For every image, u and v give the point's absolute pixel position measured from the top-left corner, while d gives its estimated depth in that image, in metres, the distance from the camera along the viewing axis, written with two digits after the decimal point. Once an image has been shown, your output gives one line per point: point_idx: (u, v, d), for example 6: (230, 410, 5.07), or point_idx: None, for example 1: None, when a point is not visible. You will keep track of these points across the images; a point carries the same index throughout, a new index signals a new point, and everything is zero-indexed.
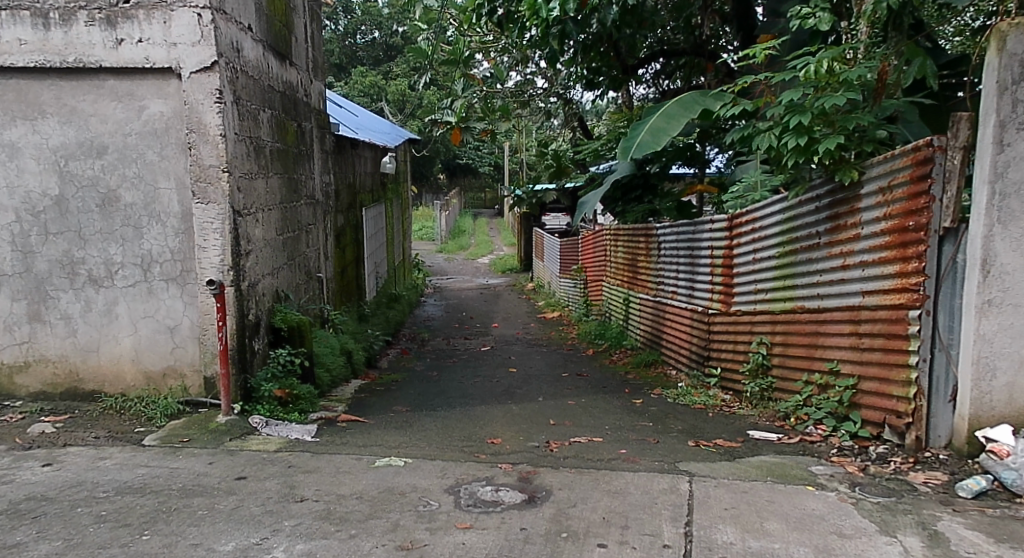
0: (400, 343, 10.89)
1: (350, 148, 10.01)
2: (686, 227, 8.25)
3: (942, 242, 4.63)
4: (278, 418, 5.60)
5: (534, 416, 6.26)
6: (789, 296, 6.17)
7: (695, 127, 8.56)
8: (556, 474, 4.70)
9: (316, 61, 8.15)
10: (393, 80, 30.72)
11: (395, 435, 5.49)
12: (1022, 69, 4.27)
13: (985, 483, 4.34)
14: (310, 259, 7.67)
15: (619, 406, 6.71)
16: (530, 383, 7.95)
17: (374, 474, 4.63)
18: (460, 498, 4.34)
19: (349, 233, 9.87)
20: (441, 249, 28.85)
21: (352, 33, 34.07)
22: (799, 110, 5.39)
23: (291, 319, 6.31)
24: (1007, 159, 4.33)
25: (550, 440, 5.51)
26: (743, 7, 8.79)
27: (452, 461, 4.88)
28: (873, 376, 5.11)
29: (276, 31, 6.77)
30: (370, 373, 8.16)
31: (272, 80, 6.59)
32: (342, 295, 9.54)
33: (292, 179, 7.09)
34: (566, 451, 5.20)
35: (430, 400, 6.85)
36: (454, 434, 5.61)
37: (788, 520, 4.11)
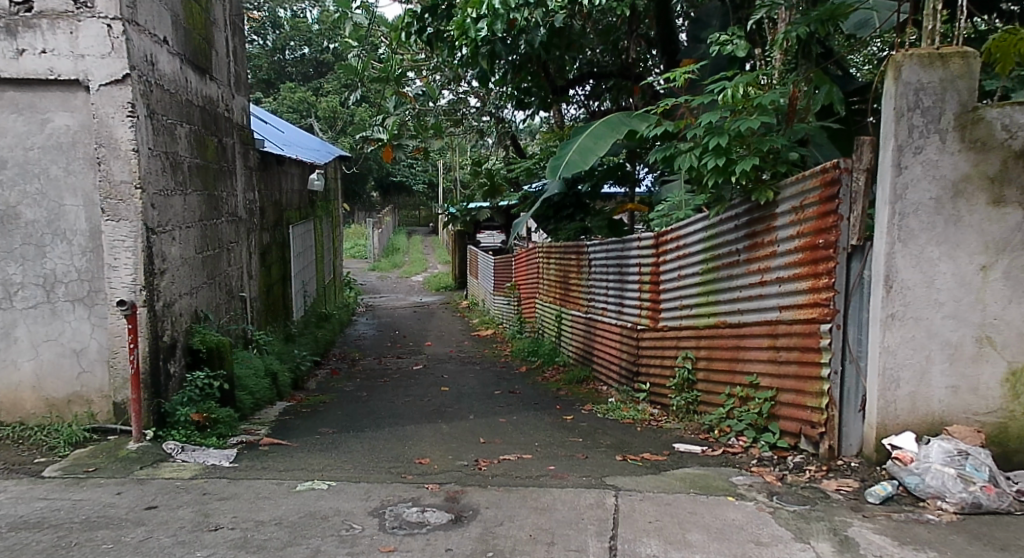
0: (329, 364, 10.81)
1: (276, 166, 9.92)
2: (615, 244, 8.39)
3: (850, 259, 4.85)
4: (195, 443, 5.51)
5: (463, 435, 6.28)
6: (712, 311, 6.35)
7: (622, 147, 8.80)
8: (484, 493, 4.73)
9: (238, 75, 8.09)
10: (323, 97, 30.51)
11: (319, 458, 5.45)
12: (918, 96, 4.42)
13: (891, 488, 4.45)
14: (231, 278, 7.57)
15: (550, 423, 6.79)
16: (462, 401, 7.97)
17: (296, 499, 4.59)
18: (384, 521, 4.34)
19: (274, 251, 9.77)
20: (373, 267, 28.70)
21: (280, 48, 33.69)
22: (718, 131, 5.56)
23: (209, 340, 6.19)
24: (906, 182, 4.46)
25: (478, 458, 5.54)
26: (668, 34, 9.09)
27: (378, 483, 4.87)
28: (790, 388, 5.30)
29: (194, 46, 6.70)
30: (297, 395, 8.09)
31: (190, 93, 6.52)
32: (268, 315, 9.42)
33: (212, 196, 6.99)
34: (495, 469, 5.24)
35: (359, 422, 6.80)
36: (382, 455, 5.61)
37: (710, 531, 4.22)
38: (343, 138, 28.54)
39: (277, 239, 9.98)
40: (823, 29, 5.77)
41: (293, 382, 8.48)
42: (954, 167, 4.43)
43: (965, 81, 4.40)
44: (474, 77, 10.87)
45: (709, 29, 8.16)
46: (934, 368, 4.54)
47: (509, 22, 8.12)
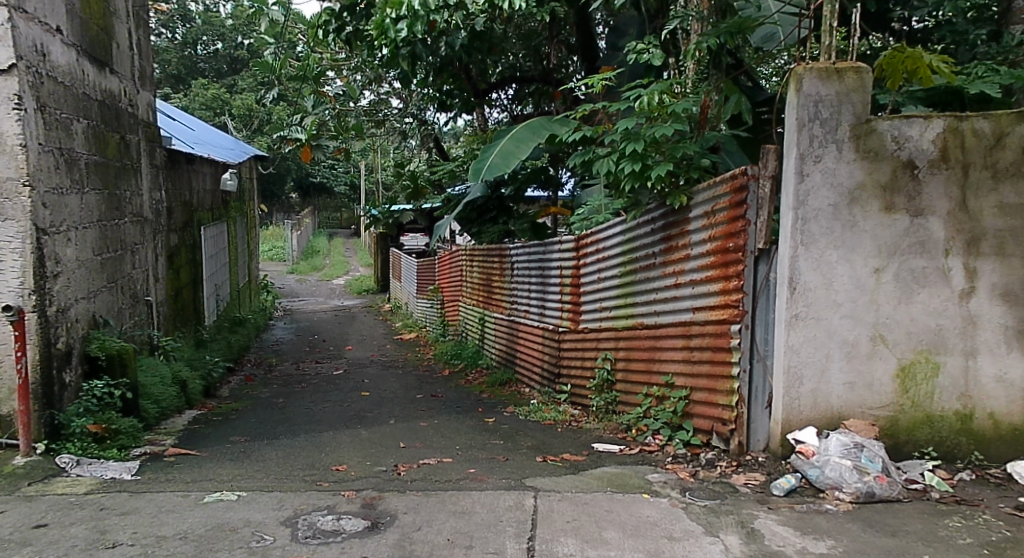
0: (243, 370, 10.63)
1: (185, 164, 9.70)
2: (537, 247, 8.52)
3: (758, 262, 5.06)
4: (92, 455, 5.39)
5: (383, 440, 6.29)
6: (630, 313, 6.53)
7: (543, 151, 8.93)
8: (402, 499, 4.76)
9: (143, 69, 7.91)
10: (238, 94, 29.89)
11: (229, 468, 5.39)
12: (817, 107, 4.67)
13: (794, 480, 4.65)
14: (135, 282, 7.40)
15: (470, 426, 6.85)
16: (382, 406, 7.97)
17: (202, 511, 4.54)
18: (297, 530, 4.34)
19: (184, 253, 9.57)
20: (292, 270, 28.27)
21: (192, 42, 32.87)
22: (634, 137, 5.70)
23: (109, 347, 6.02)
24: (807, 189, 4.69)
25: (397, 463, 5.57)
26: (588, 40, 9.35)
27: (292, 491, 4.85)
28: (702, 387, 5.50)
29: (90, 36, 6.51)
30: (208, 403, 7.94)
31: (87, 86, 6.34)
32: (177, 320, 9.22)
33: (113, 195, 6.83)
34: (414, 474, 5.27)
35: (274, 429, 6.74)
36: (296, 463, 5.58)
37: (625, 529, 4.33)
38: (260, 137, 28.01)
39: (187, 240, 9.78)
40: (732, 40, 5.97)
41: (204, 389, 8.32)
42: (850, 175, 4.67)
43: (859, 95, 4.64)
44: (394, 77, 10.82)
45: (627, 37, 8.36)
46: (833, 365, 4.77)
47: (428, 23, 8.09)
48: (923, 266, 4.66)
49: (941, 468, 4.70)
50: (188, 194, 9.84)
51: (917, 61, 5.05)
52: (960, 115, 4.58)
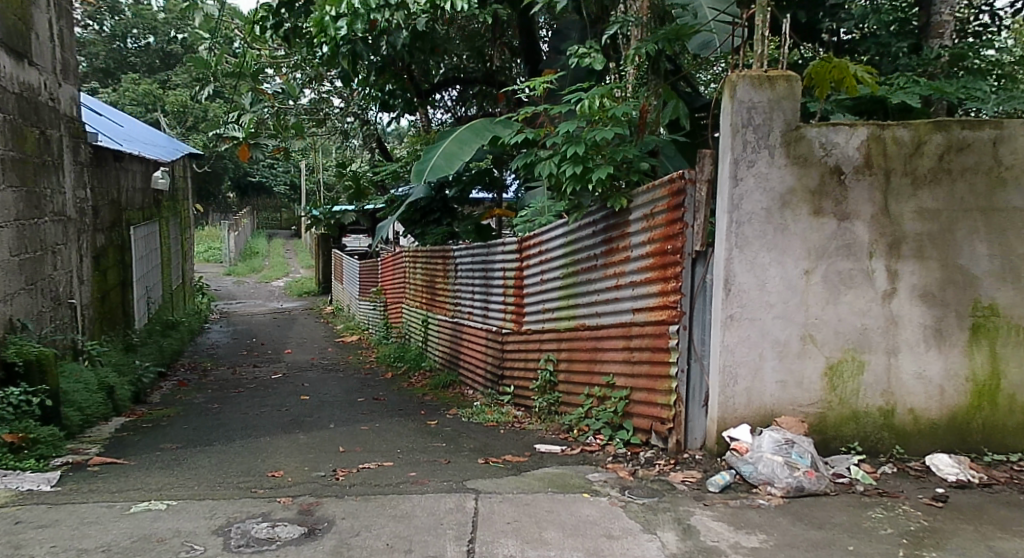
0: (176, 375, 10.43)
1: (112, 163, 9.48)
2: (480, 249, 8.56)
3: (695, 264, 5.18)
4: (10, 467, 5.18)
5: (322, 445, 6.26)
6: (572, 314, 6.62)
7: (487, 153, 8.99)
8: (340, 504, 4.76)
9: (65, 61, 7.71)
10: (170, 89, 29.24)
11: (159, 476, 5.31)
12: (751, 114, 4.80)
13: (729, 477, 4.78)
14: (56, 284, 7.22)
15: (412, 429, 6.85)
16: (322, 410, 7.92)
17: (128, 522, 4.48)
18: (230, 539, 4.30)
19: (111, 253, 9.35)
20: (230, 271, 27.80)
21: (121, 35, 32.03)
22: (575, 140, 5.78)
23: (26, 353, 5.89)
24: (741, 193, 4.82)
25: (337, 468, 5.55)
26: (532, 43, 9.40)
27: (226, 499, 4.81)
28: (642, 386, 5.60)
29: (6, 25, 6.36)
30: (137, 410, 7.79)
31: (2, 79, 6.17)
32: (104, 324, 9.01)
33: (32, 193, 6.66)
34: (353, 479, 5.26)
35: (207, 435, 6.64)
36: (230, 470, 5.52)
37: (565, 528, 4.39)
38: (194, 134, 27.44)
39: (114, 240, 9.55)
40: (669, 47, 6.10)
41: (133, 396, 8.15)
42: (781, 180, 4.82)
43: (789, 102, 4.80)
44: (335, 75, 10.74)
45: (569, 41, 8.43)
46: (766, 365, 4.91)
47: (369, 22, 8.07)
48: (848, 268, 4.83)
49: (865, 462, 4.87)
50: (115, 193, 9.62)
51: (843, 71, 5.24)
52: (883, 123, 4.77)
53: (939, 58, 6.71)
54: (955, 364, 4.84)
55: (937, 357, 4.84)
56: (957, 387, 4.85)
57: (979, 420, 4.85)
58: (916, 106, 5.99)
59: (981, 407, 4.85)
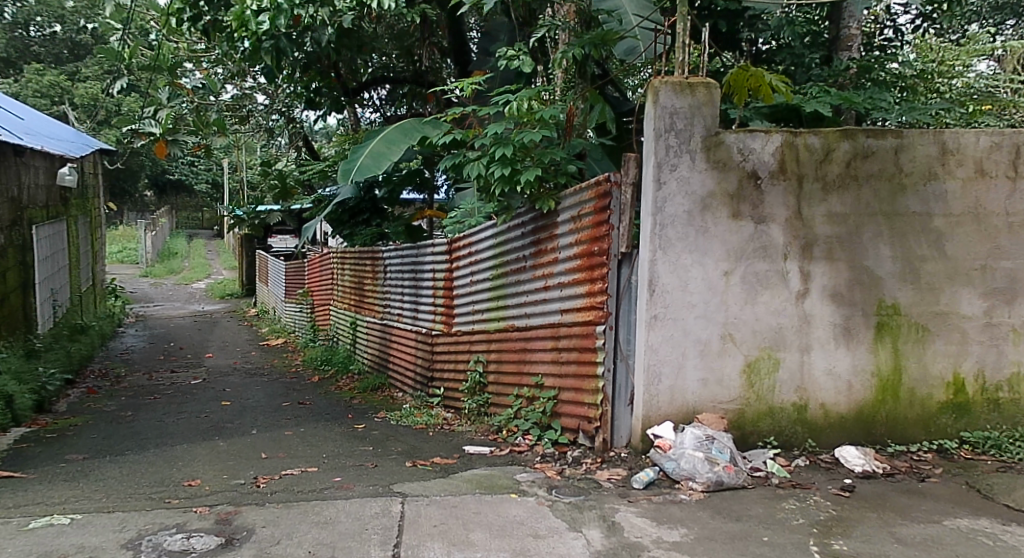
0: (85, 383, 10.09)
1: (14, 160, 9.12)
2: (410, 250, 8.56)
3: (621, 265, 5.29)
4: None
5: (243, 451, 6.17)
6: (502, 316, 6.67)
7: (416, 154, 8.99)
8: (261, 512, 4.71)
9: None
10: (80, 82, 28.19)
11: (64, 489, 5.17)
12: (673, 119, 4.94)
13: (653, 473, 4.88)
14: None
15: (338, 433, 6.81)
16: (244, 416, 7.79)
17: (28, 538, 4.36)
18: (141, 552, 4.22)
19: (11, 255, 9.00)
20: (147, 272, 27.02)
21: (24, 23, 30.70)
22: (503, 142, 5.84)
23: None
24: (664, 196, 4.95)
25: (257, 475, 5.48)
26: (461, 43, 9.48)
27: (138, 511, 4.71)
28: (570, 386, 5.68)
29: None
30: (40, 420, 7.53)
31: None
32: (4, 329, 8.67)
33: None
34: (274, 486, 5.21)
35: (119, 445, 6.48)
36: (142, 480, 5.40)
37: (492, 529, 4.43)
38: (106, 129, 26.54)
39: (15, 241, 9.18)
40: (596, 52, 6.21)
41: (36, 405, 7.88)
42: (702, 184, 4.97)
43: (709, 109, 4.95)
44: (258, 71, 10.50)
45: (498, 43, 8.50)
46: (688, 363, 5.04)
47: (292, 18, 7.92)
48: (765, 269, 5.01)
49: (780, 456, 5.05)
50: (15, 191, 9.26)
51: (759, 80, 5.44)
52: (795, 131, 4.97)
53: (848, 69, 7.09)
54: (862, 360, 5.06)
55: (845, 354, 5.05)
56: (864, 382, 5.07)
57: (884, 413, 5.08)
58: (827, 114, 6.26)
59: (885, 401, 5.08)
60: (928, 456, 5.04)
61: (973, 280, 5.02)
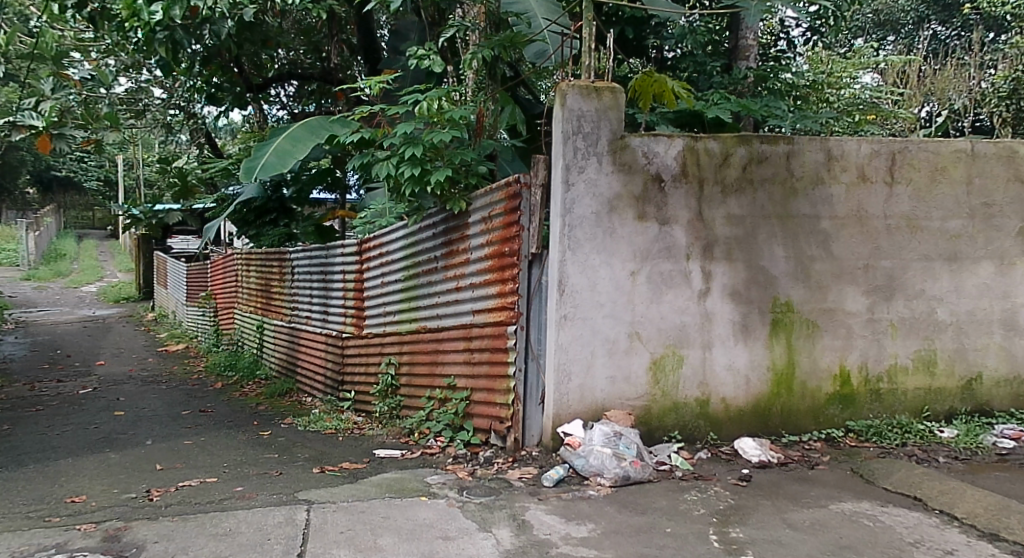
0: None
1: None
2: (319, 252, 8.46)
3: (531, 266, 5.37)
4: None
5: (137, 464, 5.99)
6: (413, 317, 6.66)
7: (325, 153, 8.90)
8: (156, 525, 4.59)
9: None
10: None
11: None
12: (580, 122, 5.04)
13: (563, 471, 4.96)
14: None
15: (242, 441, 6.67)
16: (138, 426, 7.55)
17: None
18: None
19: None
20: (32, 275, 25.78)
21: None
22: (413, 142, 5.84)
23: None
24: (573, 198, 5.05)
25: (150, 489, 5.33)
26: (371, 40, 9.34)
27: (16, 532, 4.53)
28: (482, 387, 5.73)
29: None
30: None
31: None
32: None
33: None
34: (169, 499, 5.07)
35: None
36: (21, 499, 5.19)
37: (401, 533, 4.42)
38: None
39: None
40: (504, 54, 6.27)
41: None
42: (609, 186, 5.09)
43: (615, 113, 5.08)
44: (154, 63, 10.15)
45: (408, 42, 8.47)
46: (597, 362, 5.15)
47: (189, 9, 7.64)
48: (669, 269, 5.17)
49: (684, 449, 5.21)
50: None
51: (662, 85, 5.60)
52: (696, 136, 5.15)
53: (746, 78, 7.43)
54: (758, 356, 5.28)
55: (743, 350, 5.26)
56: (761, 376, 5.29)
57: (778, 405, 5.31)
58: (727, 120, 6.51)
59: (779, 394, 5.31)
60: (817, 444, 5.29)
61: (857, 278, 5.31)
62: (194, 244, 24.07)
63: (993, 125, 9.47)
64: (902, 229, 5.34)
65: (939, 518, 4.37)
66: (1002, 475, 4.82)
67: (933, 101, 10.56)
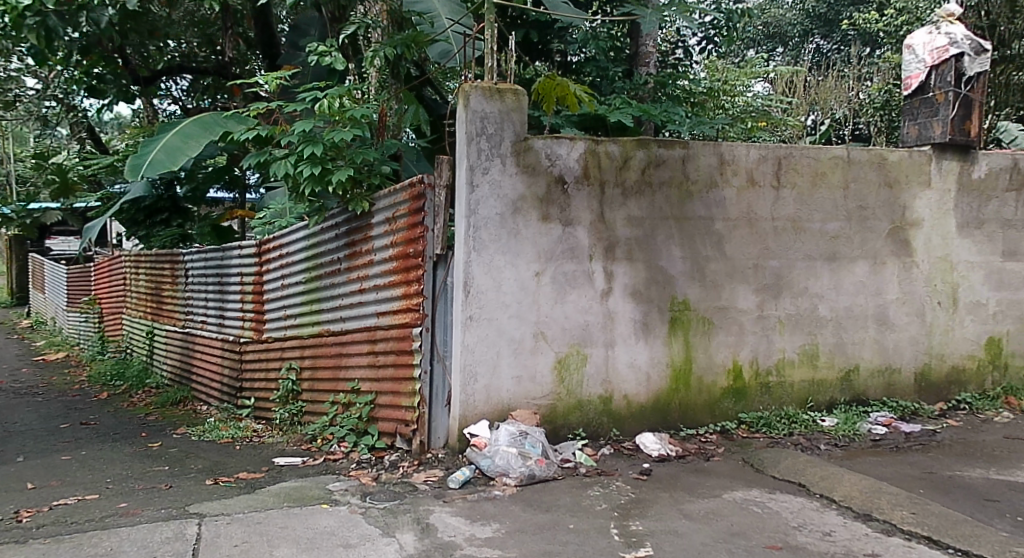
0: None
1: None
2: (214, 254, 8.25)
3: (436, 267, 5.38)
4: None
5: (8, 483, 5.70)
6: (315, 320, 6.57)
7: (220, 150, 8.66)
8: (27, 549, 4.38)
9: None
10: None
11: None
12: (484, 123, 5.08)
13: (469, 472, 4.98)
14: None
15: (128, 454, 6.43)
16: (13, 442, 7.17)
17: None
18: None
19: None
20: None
21: None
22: (313, 140, 5.77)
23: None
24: (477, 199, 5.08)
25: (22, 509, 5.08)
26: (269, 34, 9.14)
27: None
28: (387, 390, 5.69)
29: None
30: None
31: None
32: None
33: None
34: (43, 519, 4.85)
35: None
36: None
37: (299, 543, 4.35)
38: None
39: None
40: (407, 53, 6.25)
41: None
42: (513, 187, 5.14)
43: (518, 114, 5.13)
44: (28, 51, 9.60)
45: (308, 38, 8.35)
46: (503, 362, 5.20)
47: None
48: (573, 269, 5.26)
49: (588, 446, 5.31)
50: None
51: (565, 89, 5.70)
52: (597, 139, 5.26)
53: (646, 84, 7.61)
54: (658, 353, 5.43)
55: (644, 348, 5.40)
56: (660, 372, 5.44)
57: (676, 400, 5.48)
58: (629, 125, 6.67)
59: (678, 389, 5.47)
60: (713, 437, 5.47)
61: (747, 277, 5.54)
62: (75, 244, 22.95)
63: (872, 134, 9.95)
64: (788, 230, 5.59)
65: (820, 502, 4.59)
66: (876, 459, 5.11)
67: (818, 110, 11.08)
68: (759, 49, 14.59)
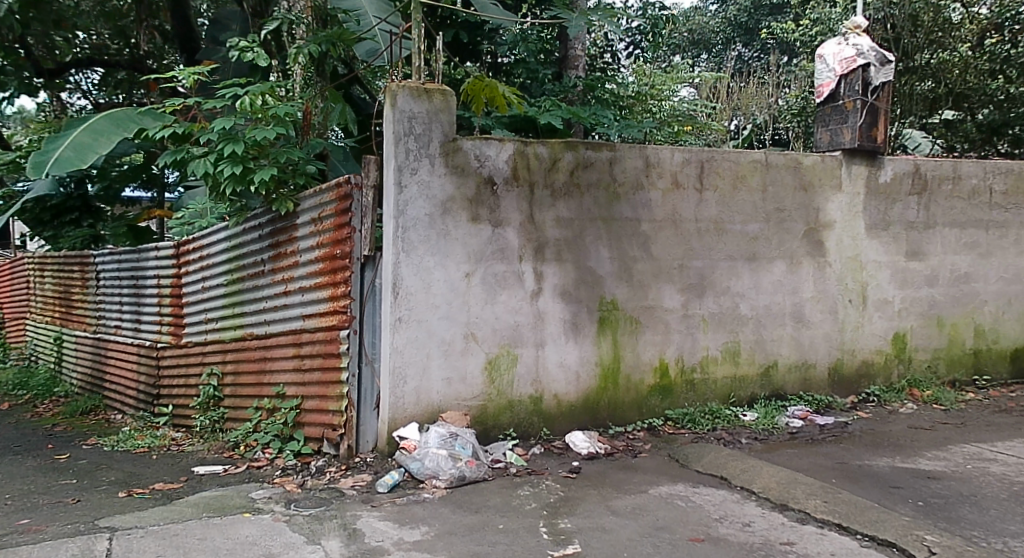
0: None
1: None
2: (129, 256, 8.00)
3: (364, 268, 5.34)
4: None
5: None
6: (237, 324, 6.44)
7: (134, 146, 8.41)
8: None
9: None
10: None
11: None
12: (411, 123, 5.07)
13: (398, 476, 4.96)
14: None
15: (32, 468, 6.19)
16: None
17: None
18: None
19: None
20: None
21: None
22: (233, 139, 5.65)
23: None
24: (405, 199, 5.07)
25: None
26: (187, 28, 8.93)
27: None
28: (314, 394, 5.61)
29: None
30: None
31: None
32: None
33: None
34: None
35: None
36: None
37: (220, 553, 4.26)
38: None
39: None
40: (333, 50, 6.19)
41: None
42: (441, 188, 5.15)
43: (446, 115, 5.14)
44: None
45: (229, 32, 8.18)
46: (433, 363, 5.19)
47: None
48: (502, 270, 5.29)
49: (518, 446, 5.34)
50: None
51: (493, 90, 5.72)
52: (526, 140, 5.30)
53: (575, 87, 7.76)
54: (587, 352, 5.50)
55: (573, 347, 5.47)
56: (589, 371, 5.52)
57: (605, 399, 5.56)
58: (558, 125, 6.73)
59: (606, 388, 5.56)
60: (640, 434, 5.57)
61: (672, 277, 5.66)
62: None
63: (790, 140, 10.12)
64: (710, 231, 5.74)
65: (740, 494, 4.72)
66: (794, 451, 5.29)
67: (741, 115, 11.48)
68: (684, 55, 14.88)
